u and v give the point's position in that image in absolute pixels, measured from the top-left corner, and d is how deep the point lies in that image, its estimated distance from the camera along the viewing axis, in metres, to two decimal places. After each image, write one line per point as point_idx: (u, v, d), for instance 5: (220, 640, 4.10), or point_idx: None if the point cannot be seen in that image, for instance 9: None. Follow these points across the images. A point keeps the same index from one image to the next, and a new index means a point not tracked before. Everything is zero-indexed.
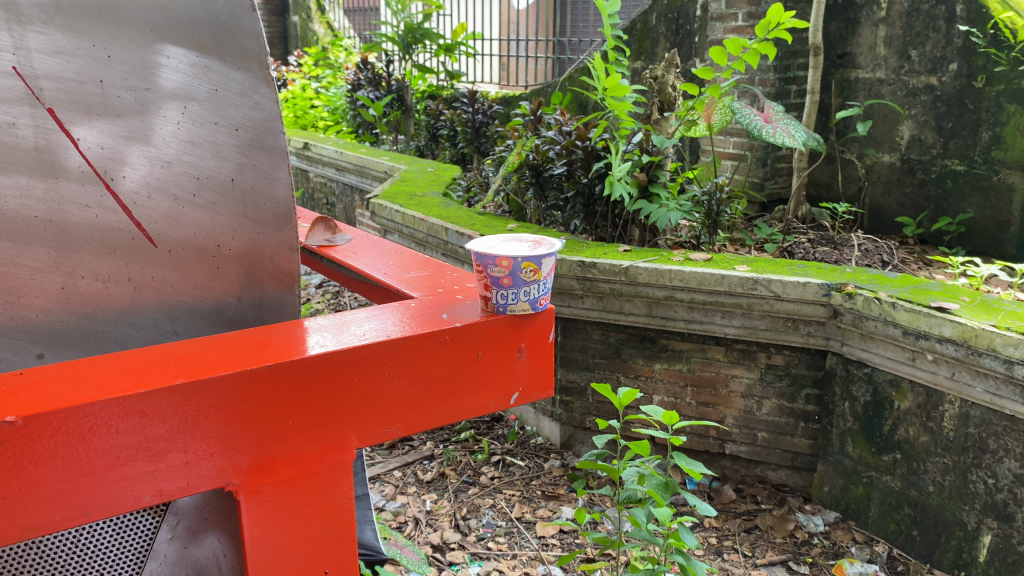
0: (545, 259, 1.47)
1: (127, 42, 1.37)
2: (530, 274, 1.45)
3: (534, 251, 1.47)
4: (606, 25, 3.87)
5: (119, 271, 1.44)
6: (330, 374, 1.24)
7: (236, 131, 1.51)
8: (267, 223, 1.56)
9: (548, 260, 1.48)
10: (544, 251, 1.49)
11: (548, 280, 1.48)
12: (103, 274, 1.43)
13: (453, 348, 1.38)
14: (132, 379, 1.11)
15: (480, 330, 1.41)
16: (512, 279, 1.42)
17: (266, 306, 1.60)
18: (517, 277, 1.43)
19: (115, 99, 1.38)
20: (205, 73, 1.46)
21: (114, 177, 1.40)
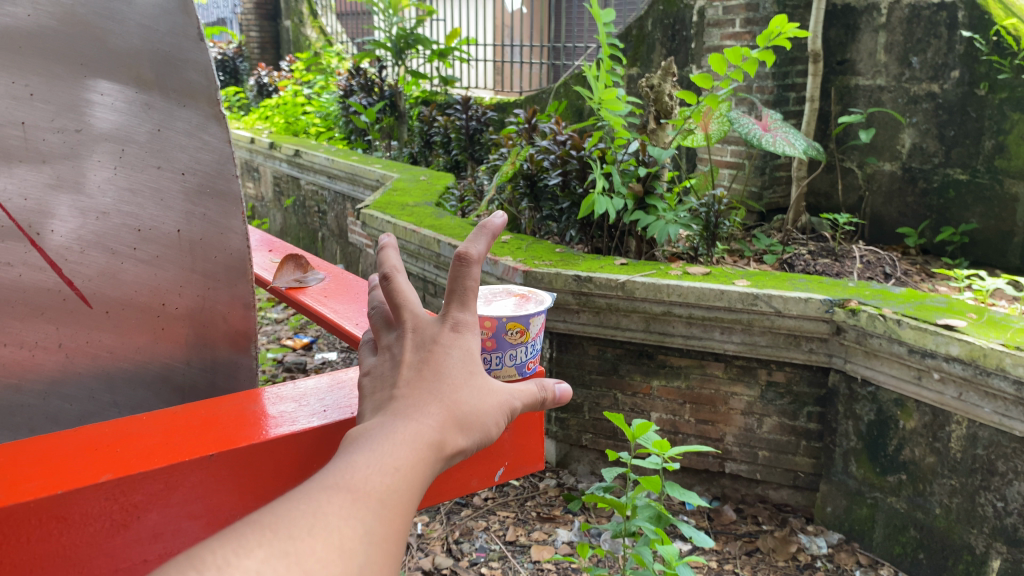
0: (535, 320, 1.21)
1: (54, 75, 0.86)
2: (517, 335, 1.19)
3: (522, 310, 1.22)
4: (602, 33, 3.74)
5: (27, 383, 0.90)
6: (324, 452, 0.87)
7: (184, 176, 0.96)
8: (221, 274, 1.01)
9: (538, 321, 1.23)
10: (533, 310, 1.24)
11: (538, 341, 1.21)
12: (14, 369, 0.89)
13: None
14: (55, 471, 0.73)
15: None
16: (497, 342, 1.17)
17: (221, 374, 1.05)
18: (502, 340, 1.17)
19: (38, 142, 0.85)
20: (147, 110, 0.92)
21: (38, 229, 0.87)
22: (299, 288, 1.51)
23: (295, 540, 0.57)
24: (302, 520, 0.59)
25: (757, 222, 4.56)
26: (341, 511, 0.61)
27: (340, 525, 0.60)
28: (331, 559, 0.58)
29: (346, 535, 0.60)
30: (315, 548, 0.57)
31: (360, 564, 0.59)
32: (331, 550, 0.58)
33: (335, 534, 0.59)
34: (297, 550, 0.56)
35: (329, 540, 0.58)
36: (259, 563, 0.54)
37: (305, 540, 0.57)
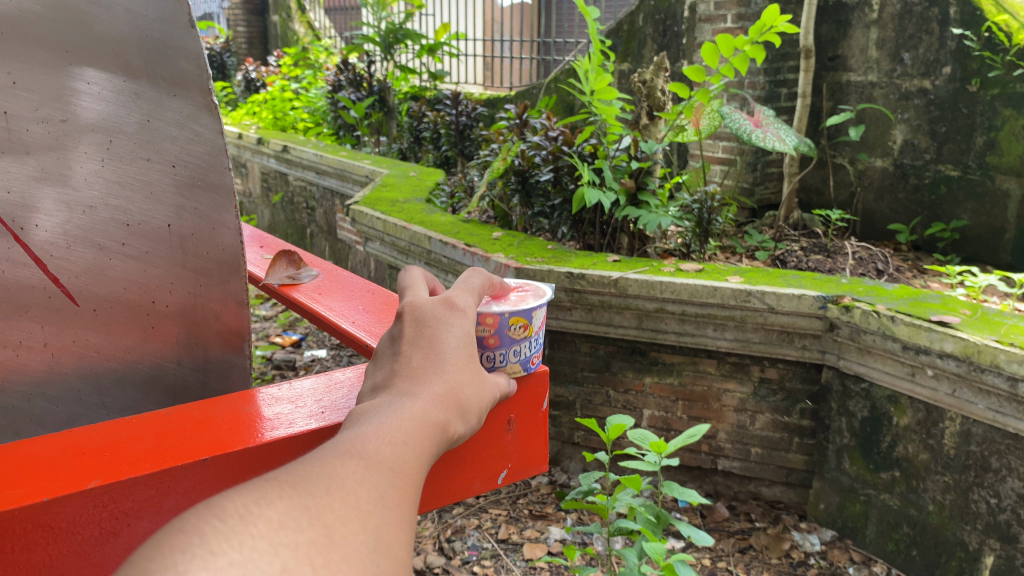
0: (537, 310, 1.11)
1: (39, 63, 0.80)
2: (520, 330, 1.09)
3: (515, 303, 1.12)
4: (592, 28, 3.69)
5: (10, 383, 0.86)
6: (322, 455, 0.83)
7: (174, 168, 0.91)
8: (213, 271, 0.96)
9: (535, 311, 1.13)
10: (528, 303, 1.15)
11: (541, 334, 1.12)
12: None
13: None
14: (41, 477, 0.69)
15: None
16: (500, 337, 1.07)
17: (214, 375, 1.00)
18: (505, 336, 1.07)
19: (21, 132, 0.80)
20: (135, 99, 0.87)
21: (22, 223, 0.83)
22: (292, 285, 1.48)
23: (312, 493, 0.48)
24: (314, 478, 0.50)
25: (748, 218, 4.53)
26: (356, 467, 0.53)
27: (352, 484, 0.51)
28: (351, 514, 0.48)
29: (363, 496, 0.50)
30: (332, 501, 0.48)
31: (382, 520, 0.50)
32: (354, 509, 0.49)
33: (350, 491, 0.50)
34: (316, 501, 0.48)
35: (345, 500, 0.49)
36: (277, 512, 0.45)
37: (321, 493, 0.48)
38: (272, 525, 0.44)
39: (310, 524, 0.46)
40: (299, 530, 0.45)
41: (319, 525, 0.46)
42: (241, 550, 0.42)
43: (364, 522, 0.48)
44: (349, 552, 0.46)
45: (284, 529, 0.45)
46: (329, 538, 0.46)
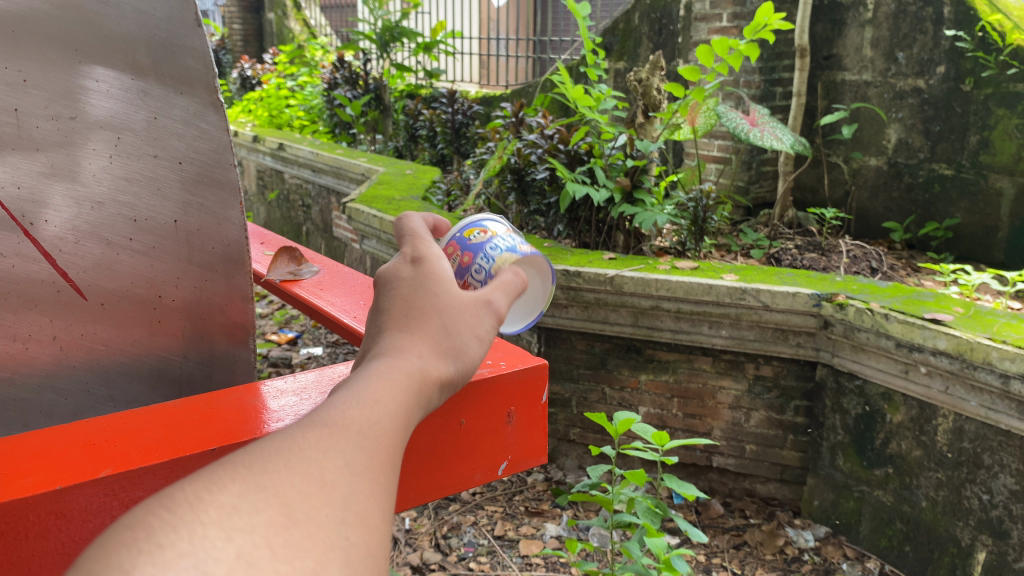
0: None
1: (48, 62, 0.82)
2: None
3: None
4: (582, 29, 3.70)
5: (20, 375, 0.87)
6: None
7: (181, 164, 0.92)
8: (219, 266, 0.97)
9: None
10: None
11: None
12: (8, 361, 0.86)
13: (434, 414, 0.96)
14: (52, 468, 0.71)
15: (465, 390, 0.99)
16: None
17: (219, 369, 1.01)
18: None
19: (32, 128, 0.82)
20: (143, 98, 0.89)
21: (32, 218, 0.84)
22: (293, 280, 1.50)
23: (270, 468, 0.45)
24: (276, 449, 0.47)
25: (743, 216, 4.55)
26: (322, 432, 0.49)
27: (316, 452, 0.47)
28: (314, 486, 0.45)
29: (326, 466, 0.47)
30: (293, 475, 0.45)
31: (350, 489, 0.47)
32: (315, 477, 0.46)
33: (314, 462, 0.47)
34: (276, 480, 0.44)
35: (308, 470, 0.46)
36: (232, 494, 0.43)
37: (280, 467, 0.45)
38: (224, 509, 0.42)
39: (267, 505, 0.43)
40: (257, 510, 0.43)
41: (278, 505, 0.43)
42: (191, 540, 0.40)
43: (329, 494, 0.45)
44: (314, 528, 0.43)
45: (240, 512, 0.42)
46: (288, 517, 0.43)
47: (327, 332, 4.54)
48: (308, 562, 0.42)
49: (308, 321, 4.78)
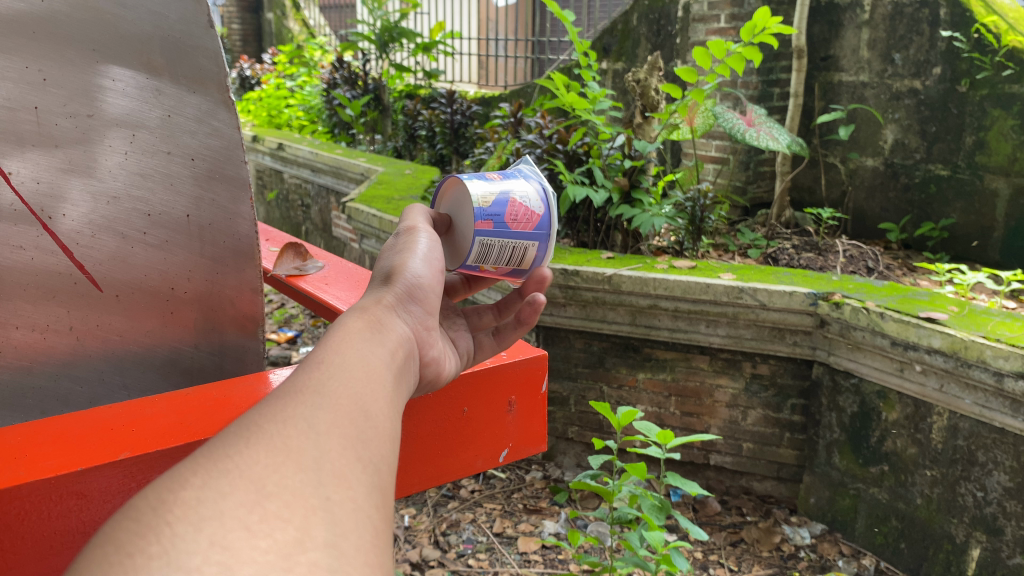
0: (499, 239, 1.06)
1: (67, 61, 0.85)
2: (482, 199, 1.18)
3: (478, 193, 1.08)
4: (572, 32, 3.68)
5: (38, 363, 0.91)
6: None
7: (193, 161, 0.96)
8: (229, 259, 1.00)
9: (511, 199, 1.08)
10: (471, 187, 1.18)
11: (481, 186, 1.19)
12: (27, 351, 0.90)
13: (437, 403, 1.00)
14: (73, 452, 0.75)
15: (468, 380, 1.03)
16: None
17: (230, 358, 1.05)
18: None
19: (50, 126, 0.85)
20: (157, 96, 0.92)
21: (50, 212, 0.88)
22: (298, 275, 1.52)
23: (230, 457, 0.49)
24: (233, 440, 0.50)
25: (741, 216, 4.58)
26: (279, 412, 0.53)
27: (278, 430, 0.52)
28: (280, 459, 0.49)
29: (292, 439, 0.51)
30: (258, 453, 0.49)
31: (318, 455, 0.51)
32: (278, 450, 0.50)
33: (277, 439, 0.51)
34: (239, 463, 0.48)
35: (272, 445, 0.50)
36: (195, 489, 0.46)
37: (244, 449, 0.49)
38: (191, 504, 0.45)
39: (237, 483, 0.47)
40: (226, 496, 0.46)
41: (247, 484, 0.47)
42: (160, 542, 0.43)
43: (299, 464, 0.50)
44: (291, 499, 0.47)
45: (204, 503, 0.45)
46: (261, 493, 0.47)
47: (327, 331, 4.57)
48: (289, 532, 0.45)
49: (307, 320, 4.81)
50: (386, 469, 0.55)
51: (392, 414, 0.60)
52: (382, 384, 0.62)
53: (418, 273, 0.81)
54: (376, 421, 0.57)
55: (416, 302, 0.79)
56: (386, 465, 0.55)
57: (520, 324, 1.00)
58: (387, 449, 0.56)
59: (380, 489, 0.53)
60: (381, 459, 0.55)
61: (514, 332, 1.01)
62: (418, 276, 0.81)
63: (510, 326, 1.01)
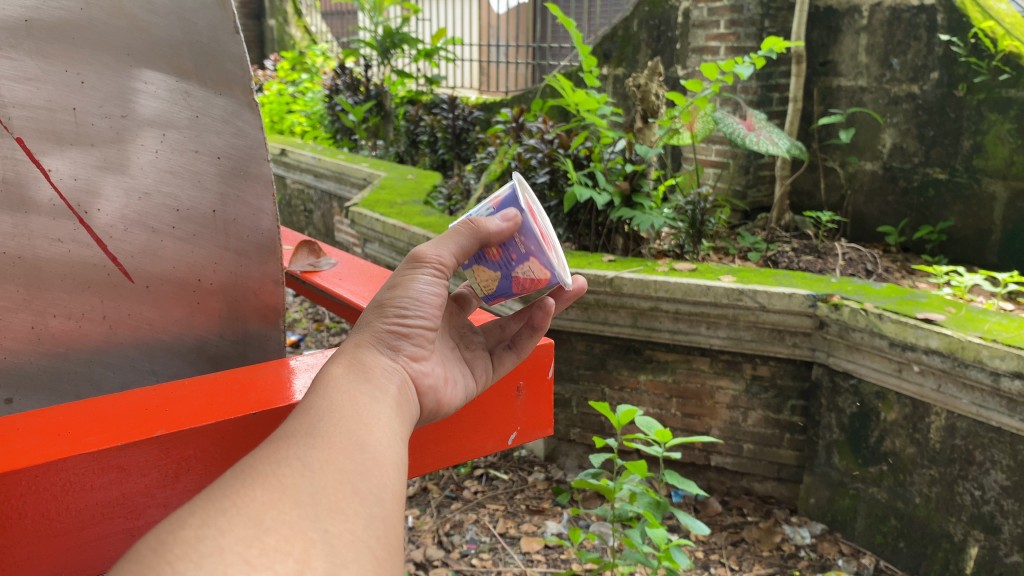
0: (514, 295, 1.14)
1: (104, 66, 0.95)
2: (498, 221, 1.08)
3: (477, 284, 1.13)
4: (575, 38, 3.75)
5: (75, 350, 1.01)
6: None
7: (219, 159, 1.06)
8: (253, 253, 1.11)
9: (514, 276, 1.08)
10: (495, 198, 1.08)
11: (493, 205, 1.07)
12: (64, 338, 1.00)
13: None
14: (111, 430, 0.82)
15: None
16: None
17: (252, 347, 1.16)
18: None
19: (87, 126, 0.95)
20: (186, 98, 1.02)
21: (86, 208, 0.97)
22: (313, 272, 1.60)
23: (230, 496, 0.59)
24: (233, 483, 0.61)
25: (741, 221, 4.62)
26: (276, 455, 0.64)
27: (273, 472, 0.62)
28: (276, 496, 0.60)
29: (281, 478, 0.62)
30: (256, 492, 0.60)
31: (312, 492, 0.61)
32: (274, 489, 0.61)
33: (273, 479, 0.61)
34: (236, 502, 0.58)
35: (267, 485, 0.61)
36: (194, 529, 0.56)
37: (243, 491, 0.59)
38: (191, 543, 0.55)
39: (236, 520, 0.57)
40: (224, 533, 0.56)
41: (248, 519, 0.57)
42: None
43: (295, 500, 0.60)
44: (286, 535, 0.57)
45: (203, 540, 0.55)
46: (260, 527, 0.57)
47: (330, 335, 4.59)
48: (289, 563, 0.55)
49: (310, 324, 4.84)
50: (384, 495, 0.65)
51: (388, 442, 0.71)
52: (372, 415, 0.73)
53: (403, 311, 0.86)
54: (371, 452, 0.68)
55: (401, 339, 0.85)
56: (385, 490, 0.66)
57: (533, 330, 1.09)
58: (382, 475, 0.66)
59: (378, 516, 0.63)
60: (379, 486, 0.65)
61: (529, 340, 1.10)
62: (403, 316, 0.86)
63: (525, 334, 1.10)
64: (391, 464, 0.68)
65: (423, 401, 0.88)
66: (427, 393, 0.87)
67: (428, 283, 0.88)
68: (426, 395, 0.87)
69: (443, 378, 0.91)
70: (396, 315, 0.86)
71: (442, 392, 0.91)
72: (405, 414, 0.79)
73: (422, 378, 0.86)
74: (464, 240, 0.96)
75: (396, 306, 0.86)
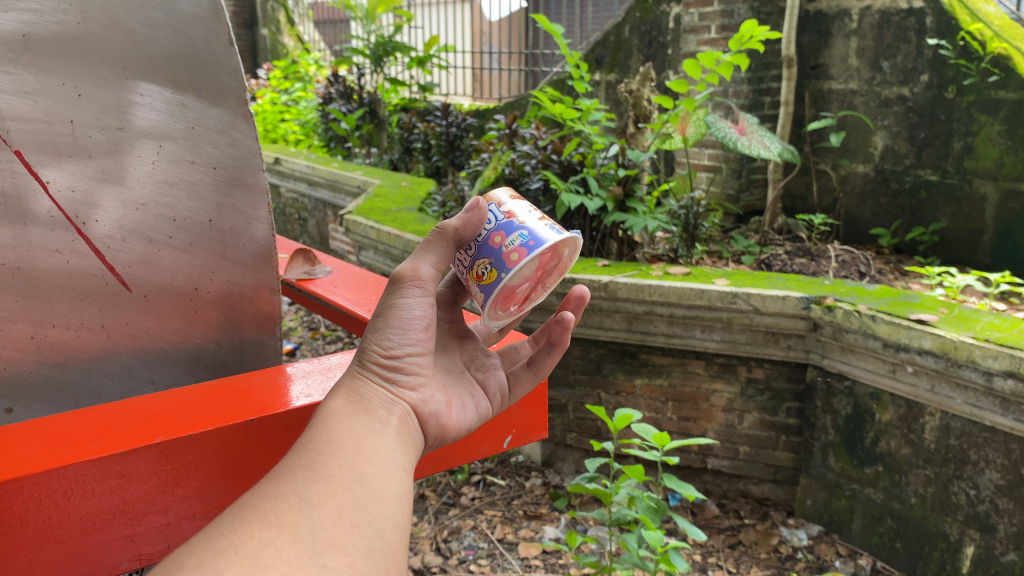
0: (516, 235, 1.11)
1: (101, 79, 0.96)
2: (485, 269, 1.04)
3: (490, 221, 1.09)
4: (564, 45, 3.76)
5: (73, 359, 1.02)
6: None
7: (214, 169, 1.08)
8: (249, 261, 1.13)
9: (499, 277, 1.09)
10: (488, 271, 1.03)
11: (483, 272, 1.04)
12: (63, 347, 1.01)
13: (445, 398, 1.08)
14: (112, 437, 0.84)
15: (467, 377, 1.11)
16: (504, 229, 1.04)
17: (249, 354, 1.18)
18: (504, 265, 1.02)
19: (85, 138, 0.97)
20: (182, 110, 1.03)
21: (84, 219, 0.99)
22: (309, 279, 1.62)
23: (228, 534, 0.60)
24: (230, 519, 0.62)
25: (734, 224, 4.64)
26: (275, 490, 0.65)
27: (272, 507, 0.63)
28: (274, 533, 0.61)
29: (279, 514, 0.63)
30: (254, 530, 0.61)
31: (311, 527, 0.63)
32: (272, 525, 0.62)
33: (271, 515, 0.62)
34: (235, 541, 0.59)
35: (265, 521, 0.62)
36: (191, 569, 0.57)
37: (241, 529, 0.60)
38: None
39: (234, 559, 0.58)
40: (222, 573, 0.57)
41: (245, 559, 0.58)
42: None
43: (294, 537, 0.61)
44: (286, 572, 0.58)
45: None
46: (258, 567, 0.58)
47: (325, 343, 4.59)
48: None
49: (306, 332, 4.85)
50: (384, 526, 0.66)
51: (389, 472, 0.72)
52: (372, 447, 0.74)
53: (393, 342, 0.87)
54: (371, 483, 0.69)
55: (396, 370, 0.86)
56: (385, 521, 0.67)
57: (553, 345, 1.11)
58: (383, 506, 0.68)
59: (378, 549, 0.64)
60: (378, 518, 0.66)
61: (548, 357, 1.11)
62: (394, 345, 0.87)
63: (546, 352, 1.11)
64: (392, 494, 0.69)
65: (426, 427, 0.89)
66: (430, 419, 0.89)
67: (413, 306, 0.88)
68: (429, 421, 0.89)
69: (444, 402, 0.93)
70: (386, 347, 0.86)
71: (445, 415, 0.92)
72: (407, 442, 0.80)
73: (423, 405, 0.88)
74: (442, 247, 0.95)
75: (385, 337, 0.87)
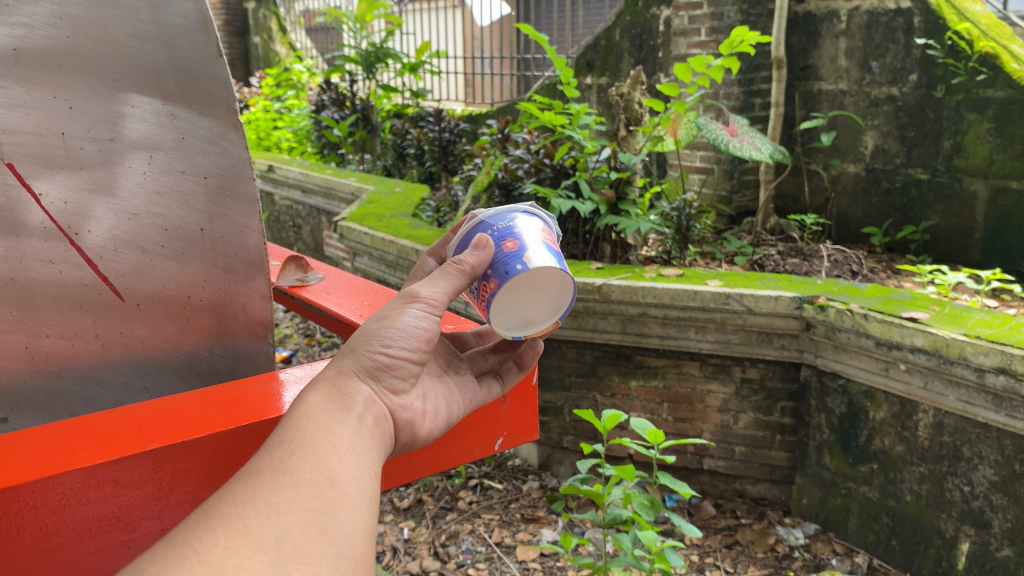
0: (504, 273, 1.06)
1: (91, 91, 0.98)
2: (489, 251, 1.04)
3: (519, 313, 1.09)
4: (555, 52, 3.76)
5: (67, 368, 1.04)
6: None
7: (205, 179, 1.09)
8: (241, 269, 1.14)
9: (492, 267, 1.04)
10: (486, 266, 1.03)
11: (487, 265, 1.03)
12: (57, 357, 1.03)
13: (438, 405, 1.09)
14: (107, 445, 0.85)
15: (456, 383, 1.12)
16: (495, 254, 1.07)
17: (242, 361, 1.19)
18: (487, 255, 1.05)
19: (76, 150, 0.98)
20: (172, 120, 1.05)
21: (77, 229, 1.01)
22: (301, 286, 1.64)
23: (192, 542, 0.60)
24: (196, 524, 0.61)
25: (727, 225, 4.65)
26: (243, 494, 0.64)
27: (238, 512, 0.63)
28: (239, 541, 0.60)
29: (246, 518, 0.62)
30: (218, 537, 0.60)
31: (278, 535, 0.62)
32: (238, 532, 0.61)
33: (237, 522, 0.62)
34: (198, 548, 0.59)
35: (231, 529, 0.61)
36: None
37: (206, 537, 0.60)
38: None
39: (197, 567, 0.58)
40: None
41: (208, 567, 0.58)
42: None
43: (259, 545, 0.61)
44: None
45: None
46: None
47: (321, 349, 4.59)
48: None
49: (302, 339, 4.85)
50: (354, 532, 0.66)
51: (360, 475, 0.70)
52: (346, 447, 0.72)
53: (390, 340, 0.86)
54: (341, 487, 0.68)
55: (384, 370, 0.85)
56: (354, 528, 0.66)
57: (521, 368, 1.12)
58: (352, 512, 0.67)
59: (346, 556, 0.64)
60: (348, 524, 0.66)
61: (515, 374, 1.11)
62: (389, 346, 0.85)
63: (513, 370, 1.11)
64: (363, 498, 0.68)
65: (399, 435, 0.87)
66: (405, 427, 0.87)
67: (415, 320, 0.87)
68: (403, 429, 0.87)
69: (421, 412, 0.90)
70: (382, 346, 0.85)
71: (419, 425, 0.90)
72: (381, 445, 0.78)
73: (400, 411, 0.85)
74: (459, 282, 0.94)
75: (382, 337, 0.85)
